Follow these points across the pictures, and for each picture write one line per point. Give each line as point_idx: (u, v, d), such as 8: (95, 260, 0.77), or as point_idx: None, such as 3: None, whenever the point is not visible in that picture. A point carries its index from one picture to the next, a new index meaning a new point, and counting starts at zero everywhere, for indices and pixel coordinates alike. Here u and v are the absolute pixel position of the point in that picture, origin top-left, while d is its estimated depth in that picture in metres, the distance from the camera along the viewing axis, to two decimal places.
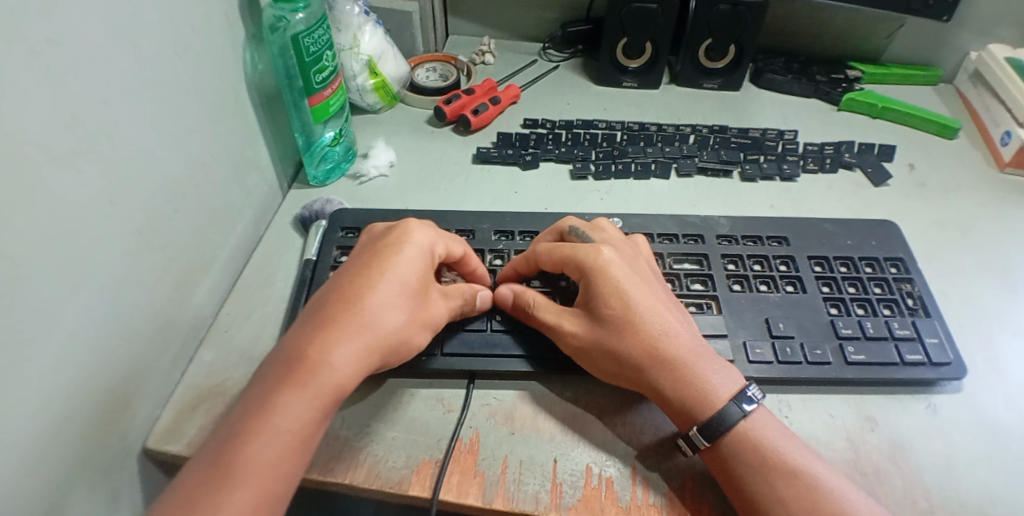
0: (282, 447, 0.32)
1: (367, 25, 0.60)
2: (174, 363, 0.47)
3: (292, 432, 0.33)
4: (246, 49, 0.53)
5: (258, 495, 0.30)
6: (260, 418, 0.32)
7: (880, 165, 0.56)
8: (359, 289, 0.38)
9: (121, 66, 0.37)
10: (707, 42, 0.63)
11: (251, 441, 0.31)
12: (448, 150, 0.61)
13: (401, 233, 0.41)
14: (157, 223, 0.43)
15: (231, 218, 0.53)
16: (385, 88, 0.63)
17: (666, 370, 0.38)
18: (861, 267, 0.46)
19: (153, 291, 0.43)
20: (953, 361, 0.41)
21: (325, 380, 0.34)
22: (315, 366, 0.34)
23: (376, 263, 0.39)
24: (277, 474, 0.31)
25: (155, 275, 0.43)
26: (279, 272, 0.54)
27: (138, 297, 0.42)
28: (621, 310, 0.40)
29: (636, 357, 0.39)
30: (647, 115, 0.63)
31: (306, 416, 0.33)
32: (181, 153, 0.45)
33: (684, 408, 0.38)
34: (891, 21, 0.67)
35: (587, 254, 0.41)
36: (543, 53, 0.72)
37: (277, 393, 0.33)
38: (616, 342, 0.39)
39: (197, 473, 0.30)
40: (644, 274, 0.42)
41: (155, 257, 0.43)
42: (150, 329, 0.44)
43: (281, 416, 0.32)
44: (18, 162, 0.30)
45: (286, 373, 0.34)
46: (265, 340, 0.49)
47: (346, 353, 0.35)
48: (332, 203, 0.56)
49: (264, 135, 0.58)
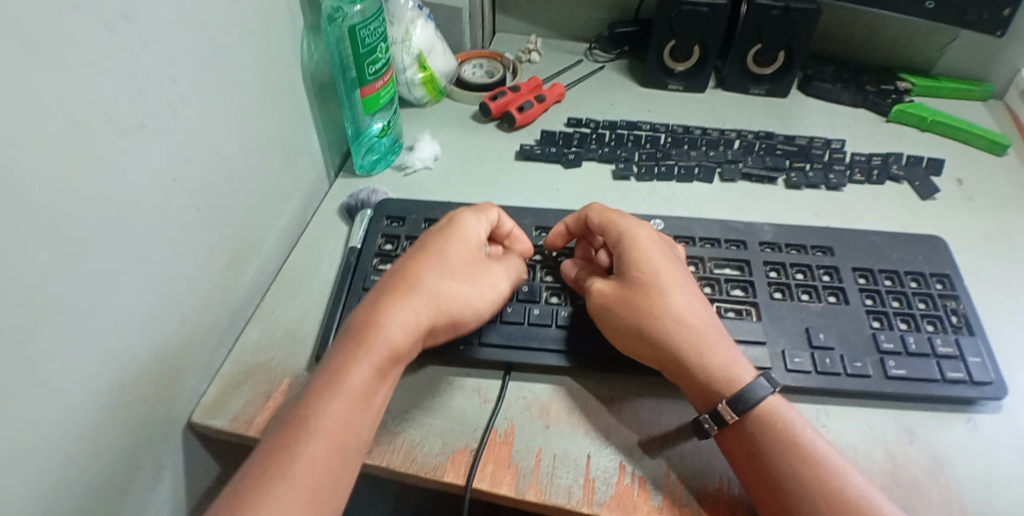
0: (348, 408, 0.36)
1: (419, 20, 0.62)
2: (222, 336, 0.49)
3: (395, 348, 0.39)
4: (304, 38, 0.54)
5: (327, 448, 0.34)
6: (330, 378, 0.37)
7: (928, 178, 0.55)
8: (406, 269, 0.42)
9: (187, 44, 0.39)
10: (756, 47, 0.63)
11: (320, 402, 0.35)
12: (492, 145, 0.62)
13: (453, 223, 0.46)
14: (212, 200, 0.45)
15: (281, 201, 0.55)
16: (433, 83, 0.64)
17: (690, 338, 0.40)
18: (906, 282, 0.45)
19: (205, 265, 0.45)
20: (995, 380, 0.41)
21: (423, 303, 0.40)
22: (374, 334, 0.38)
23: (426, 247, 0.44)
24: (346, 428, 0.35)
25: (208, 250, 0.45)
26: (323, 257, 0.56)
27: (192, 270, 0.44)
28: (646, 275, 0.42)
29: (658, 321, 0.41)
30: (691, 118, 0.63)
31: (370, 377, 0.37)
32: (236, 132, 0.47)
33: (708, 381, 0.39)
34: (945, 33, 0.65)
35: (627, 224, 0.45)
36: (589, 53, 0.73)
37: (342, 360, 0.37)
38: (645, 310, 0.41)
39: (313, 390, 0.36)
40: (674, 255, 0.45)
41: (208, 233, 0.45)
42: (202, 302, 0.46)
43: (388, 332, 0.39)
44: (87, 130, 0.31)
45: (351, 344, 0.38)
46: (311, 321, 0.51)
47: (400, 323, 0.39)
48: (377, 193, 0.58)
49: (317, 123, 0.59)
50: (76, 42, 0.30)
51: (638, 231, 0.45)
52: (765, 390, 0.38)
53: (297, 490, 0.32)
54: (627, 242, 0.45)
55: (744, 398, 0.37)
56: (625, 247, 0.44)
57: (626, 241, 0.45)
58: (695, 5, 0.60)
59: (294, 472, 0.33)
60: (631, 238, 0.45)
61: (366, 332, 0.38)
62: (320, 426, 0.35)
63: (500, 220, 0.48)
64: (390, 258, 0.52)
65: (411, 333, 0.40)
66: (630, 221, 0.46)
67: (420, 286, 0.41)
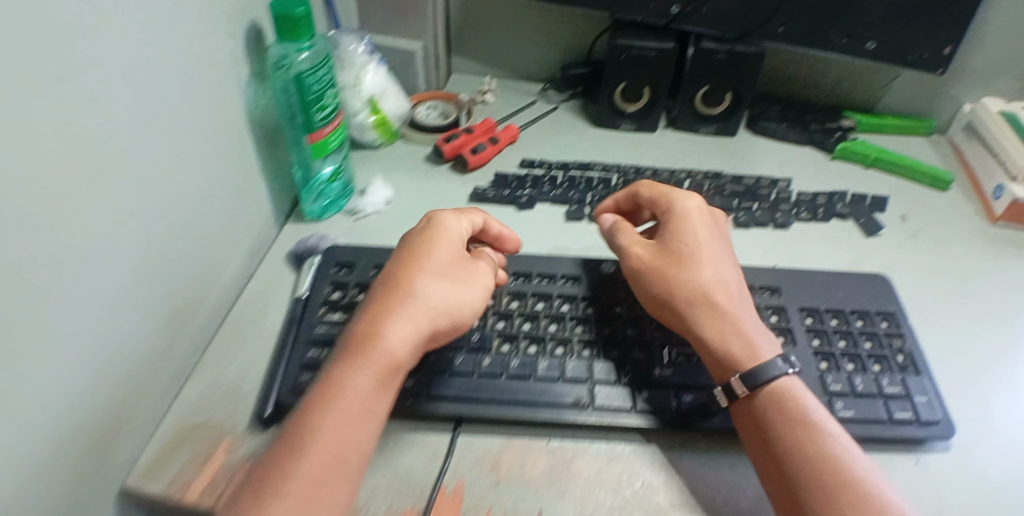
0: (351, 420, 0.34)
1: (370, 64, 0.63)
2: (163, 392, 0.47)
3: (394, 357, 0.37)
4: (247, 86, 0.53)
5: (325, 462, 0.33)
6: (330, 392, 0.35)
7: (873, 216, 0.56)
8: (396, 275, 0.41)
9: (135, 93, 0.39)
10: (703, 89, 0.64)
11: (317, 419, 0.34)
12: (444, 189, 0.61)
13: (436, 224, 0.45)
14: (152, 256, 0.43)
15: (226, 252, 0.54)
16: (385, 125, 0.65)
17: (711, 308, 0.42)
18: (852, 321, 0.45)
19: (145, 322, 0.43)
20: (942, 419, 0.40)
21: (420, 307, 0.39)
22: (371, 341, 0.37)
23: (412, 251, 0.43)
24: (348, 441, 0.34)
25: (148, 307, 0.43)
26: (270, 307, 0.55)
27: (131, 329, 0.41)
28: (688, 246, 0.45)
29: (687, 291, 0.42)
30: (643, 157, 0.64)
31: (371, 385, 0.36)
32: (182, 179, 0.46)
33: (716, 341, 0.41)
34: (887, 72, 0.67)
35: (677, 199, 0.47)
36: (543, 93, 0.74)
37: (338, 374, 0.36)
38: (677, 276, 0.43)
39: (305, 408, 0.35)
40: (716, 227, 0.47)
41: (148, 290, 0.43)
42: (141, 361, 0.43)
43: (388, 341, 0.37)
44: (28, 198, 0.29)
45: (347, 356, 0.37)
46: (254, 376, 0.50)
47: (397, 328, 0.38)
48: (327, 239, 0.58)
49: (264, 169, 0.58)
50: (23, 110, 0.28)
51: (686, 204, 0.47)
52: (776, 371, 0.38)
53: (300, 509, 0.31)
54: (674, 215, 0.47)
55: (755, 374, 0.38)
56: (670, 219, 0.47)
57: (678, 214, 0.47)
58: (643, 49, 0.62)
59: (295, 492, 0.31)
60: (686, 213, 0.47)
61: (363, 341, 0.37)
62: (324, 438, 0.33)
63: (476, 215, 0.49)
64: (336, 307, 0.51)
65: (412, 338, 0.38)
66: (682, 196, 0.48)
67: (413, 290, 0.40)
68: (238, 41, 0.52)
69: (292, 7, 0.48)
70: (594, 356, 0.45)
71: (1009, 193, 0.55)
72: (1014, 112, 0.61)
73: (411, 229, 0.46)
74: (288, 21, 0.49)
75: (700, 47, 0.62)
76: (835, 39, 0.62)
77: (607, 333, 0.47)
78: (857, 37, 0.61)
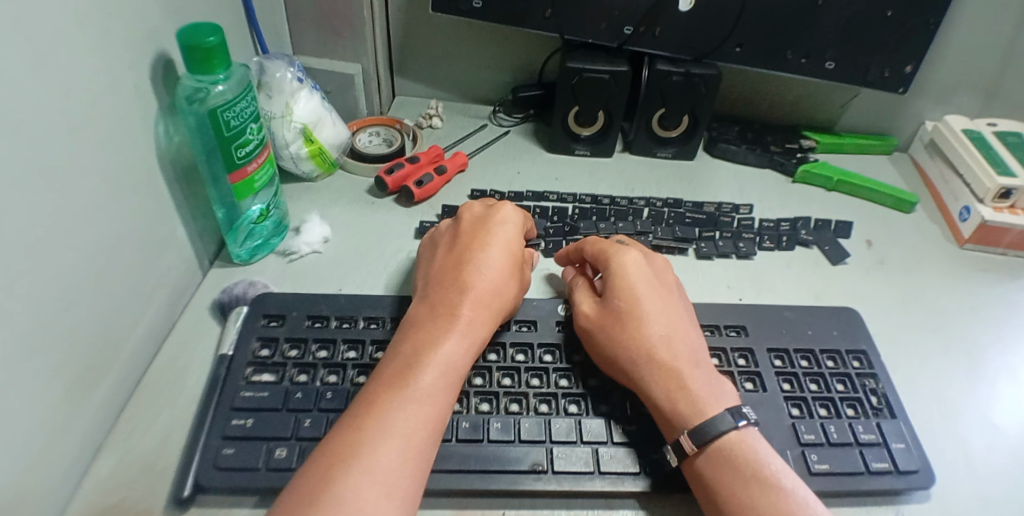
0: (443, 379, 0.36)
1: (302, 92, 0.58)
2: (63, 482, 0.37)
3: (476, 334, 0.40)
4: (159, 121, 0.46)
5: (425, 416, 0.34)
6: (425, 354, 0.37)
7: (837, 242, 0.55)
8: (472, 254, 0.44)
9: (23, 121, 0.31)
10: (660, 112, 0.62)
11: (414, 373, 0.36)
12: (391, 224, 0.58)
13: (497, 211, 0.48)
14: (56, 314, 0.35)
15: (141, 302, 0.45)
16: (322, 155, 0.60)
17: (653, 373, 0.39)
18: (823, 361, 0.42)
19: (46, 394, 0.35)
20: (921, 468, 0.37)
21: (487, 292, 0.42)
22: (456, 312, 0.40)
23: (480, 234, 0.46)
24: (443, 400, 0.36)
25: (48, 375, 0.35)
26: (192, 367, 0.46)
27: (28, 406, 0.33)
28: (627, 304, 0.42)
29: (630, 353, 0.39)
30: (600, 185, 0.62)
31: (462, 351, 0.38)
32: (95, 225, 0.39)
33: (654, 406, 0.38)
34: (846, 91, 0.67)
35: (615, 252, 0.44)
36: (493, 116, 0.71)
37: (432, 339, 0.38)
38: (615, 340, 0.40)
39: (395, 369, 0.36)
40: (663, 279, 0.45)
41: (50, 354, 0.35)
42: (40, 442, 0.34)
43: (467, 320, 0.40)
44: None
45: (433, 325, 0.39)
46: (174, 450, 0.40)
47: (478, 304, 0.41)
48: (256, 285, 0.51)
49: (181, 211, 0.50)
50: None
51: (626, 257, 0.45)
52: (725, 426, 0.35)
53: (400, 452, 0.32)
54: (614, 269, 0.44)
55: (706, 428, 0.35)
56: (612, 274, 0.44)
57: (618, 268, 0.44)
58: (596, 72, 0.59)
59: (394, 442, 0.32)
60: (628, 265, 0.44)
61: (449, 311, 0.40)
62: (420, 394, 0.35)
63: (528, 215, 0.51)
64: (266, 367, 0.43)
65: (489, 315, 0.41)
66: (621, 247, 0.46)
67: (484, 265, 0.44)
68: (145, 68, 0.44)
69: (202, 36, 0.42)
70: (554, 411, 0.40)
71: (976, 215, 0.55)
72: (979, 132, 0.61)
73: (473, 211, 0.49)
74: (198, 51, 0.42)
75: (655, 69, 0.59)
76: (792, 59, 0.61)
77: (566, 383, 0.42)
78: (815, 56, 0.61)
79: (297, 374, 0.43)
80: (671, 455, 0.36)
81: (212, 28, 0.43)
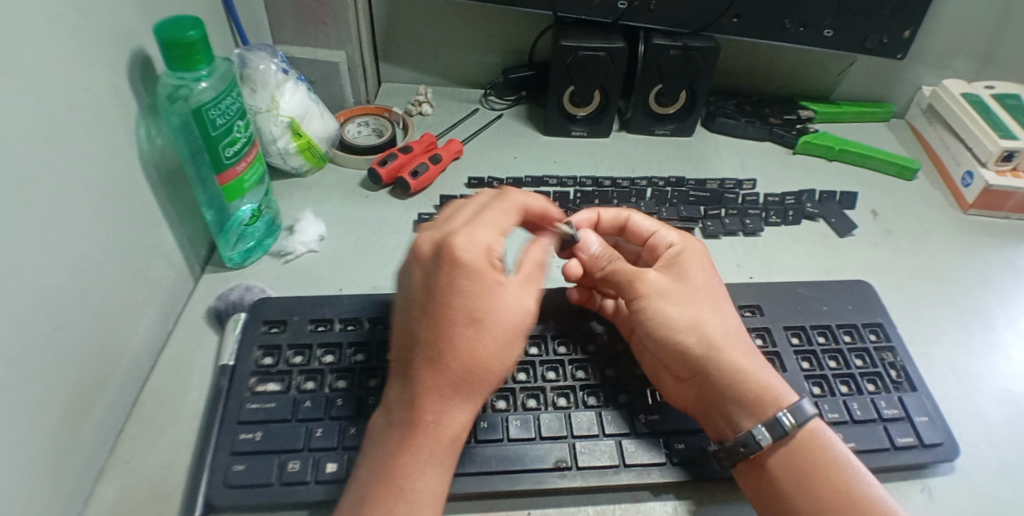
0: (437, 470, 0.33)
1: (287, 84, 0.55)
2: (63, 513, 0.35)
3: (467, 404, 0.34)
4: (140, 123, 0.43)
5: (453, 437, 0.34)
6: (413, 448, 0.32)
7: (843, 214, 0.55)
8: (463, 234, 0.35)
9: None
10: (658, 88, 0.61)
11: (407, 476, 0.32)
12: (387, 218, 0.56)
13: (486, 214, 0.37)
14: (39, 342, 0.32)
15: (133, 315, 0.43)
16: (311, 149, 0.57)
17: (733, 349, 0.38)
18: (840, 337, 0.42)
19: (37, 427, 0.32)
20: (945, 440, 0.37)
21: (475, 351, 0.33)
22: (472, 317, 0.33)
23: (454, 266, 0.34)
24: (470, 413, 0.34)
25: (38, 406, 0.32)
26: (192, 379, 0.44)
27: (16, 442, 0.30)
28: (704, 283, 0.41)
29: (715, 331, 0.38)
30: (600, 166, 0.60)
31: (496, 360, 0.34)
32: (78, 239, 0.36)
33: (740, 378, 0.36)
34: (842, 59, 0.66)
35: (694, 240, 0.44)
36: (485, 100, 0.69)
37: (420, 427, 0.33)
38: (695, 313, 0.39)
39: (379, 470, 0.32)
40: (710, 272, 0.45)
41: (37, 384, 0.32)
42: (33, 477, 0.32)
43: (454, 394, 0.33)
44: None
45: (418, 410, 0.33)
46: (180, 469, 0.39)
47: (497, 298, 0.34)
48: (252, 289, 0.49)
49: (168, 216, 0.48)
50: None
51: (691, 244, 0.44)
52: (809, 410, 0.35)
53: (440, 476, 0.33)
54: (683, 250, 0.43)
55: (800, 410, 0.34)
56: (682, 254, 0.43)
57: (682, 247, 0.44)
58: (593, 50, 0.57)
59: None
60: (688, 249, 0.44)
61: (457, 316, 0.33)
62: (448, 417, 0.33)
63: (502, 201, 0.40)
64: (270, 375, 0.41)
65: (521, 305, 0.35)
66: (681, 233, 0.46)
67: (492, 245, 0.36)
68: (120, 67, 0.40)
69: (181, 31, 0.39)
70: (573, 404, 0.39)
71: (979, 179, 0.55)
72: (978, 95, 0.60)
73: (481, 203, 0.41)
74: (178, 47, 0.39)
75: (652, 43, 0.57)
76: (791, 28, 0.59)
77: (583, 375, 0.41)
78: (814, 25, 0.59)
79: (303, 382, 0.41)
80: (765, 434, 0.34)
81: (192, 22, 0.40)
